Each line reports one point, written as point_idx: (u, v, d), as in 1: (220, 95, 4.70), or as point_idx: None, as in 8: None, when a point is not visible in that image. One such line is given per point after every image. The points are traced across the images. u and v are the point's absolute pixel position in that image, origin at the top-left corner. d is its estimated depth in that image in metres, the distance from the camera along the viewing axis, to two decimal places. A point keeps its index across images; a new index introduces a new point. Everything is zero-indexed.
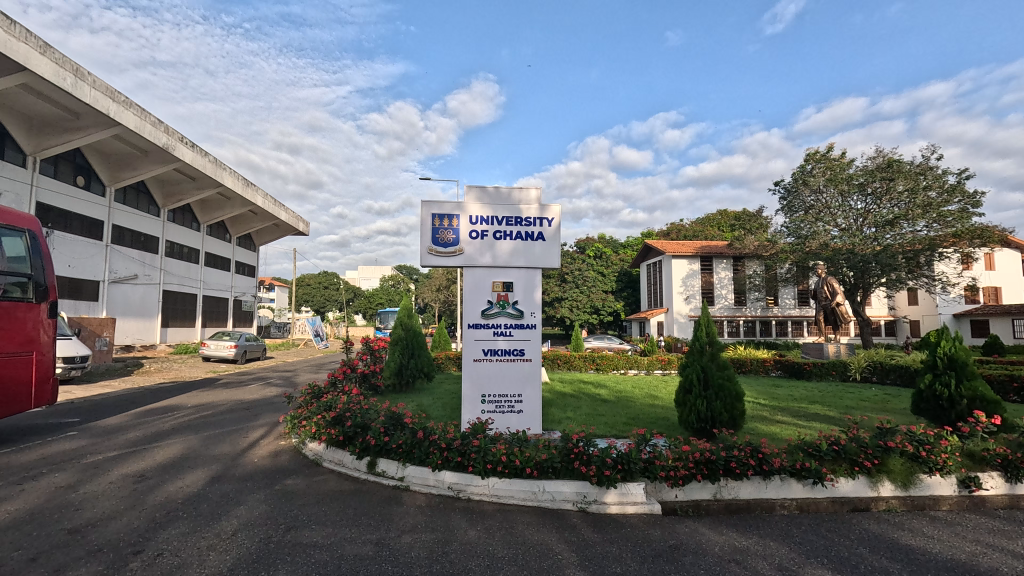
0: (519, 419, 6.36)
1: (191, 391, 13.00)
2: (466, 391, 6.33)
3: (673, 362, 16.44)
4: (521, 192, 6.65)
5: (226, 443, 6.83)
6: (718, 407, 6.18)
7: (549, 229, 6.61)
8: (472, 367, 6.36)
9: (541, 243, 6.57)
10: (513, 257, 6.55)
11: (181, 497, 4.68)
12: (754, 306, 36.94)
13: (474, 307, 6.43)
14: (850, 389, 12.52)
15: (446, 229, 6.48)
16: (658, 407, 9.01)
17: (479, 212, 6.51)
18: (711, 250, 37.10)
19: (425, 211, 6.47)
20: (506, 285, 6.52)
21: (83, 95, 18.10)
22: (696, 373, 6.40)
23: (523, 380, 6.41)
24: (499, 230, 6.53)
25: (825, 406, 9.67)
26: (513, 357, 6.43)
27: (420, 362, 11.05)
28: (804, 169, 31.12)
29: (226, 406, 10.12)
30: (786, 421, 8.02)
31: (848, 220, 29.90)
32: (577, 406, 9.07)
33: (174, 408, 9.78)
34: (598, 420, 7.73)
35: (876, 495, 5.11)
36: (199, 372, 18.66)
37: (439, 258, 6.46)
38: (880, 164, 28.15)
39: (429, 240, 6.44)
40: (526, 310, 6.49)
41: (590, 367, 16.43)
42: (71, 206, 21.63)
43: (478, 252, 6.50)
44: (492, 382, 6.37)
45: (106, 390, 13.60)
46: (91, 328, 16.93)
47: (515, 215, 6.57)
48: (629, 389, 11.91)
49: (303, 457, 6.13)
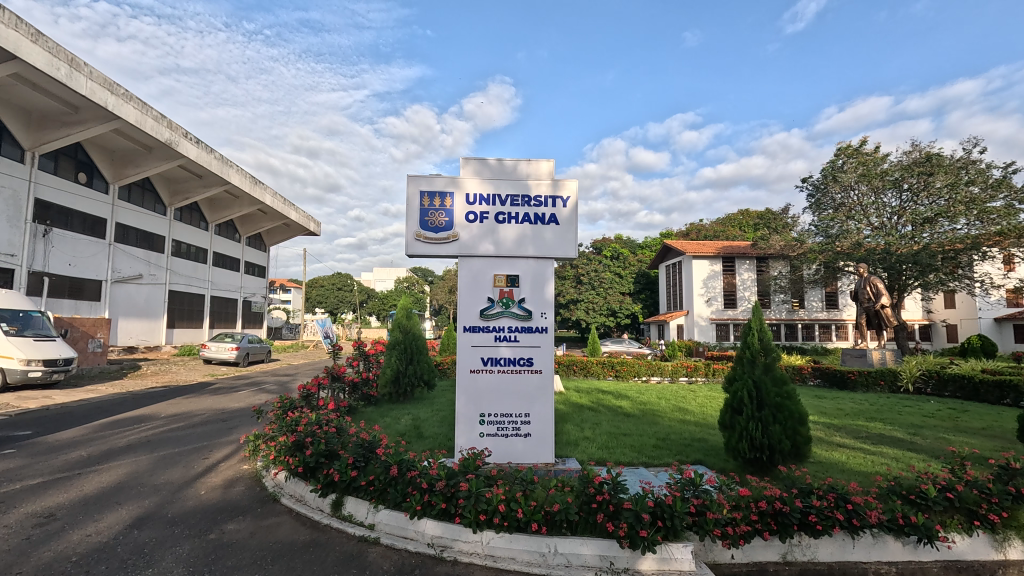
0: (525, 445, 5.15)
1: (176, 398, 12.01)
2: (460, 409, 5.14)
3: (700, 369, 14.96)
4: (530, 165, 5.45)
5: (180, 468, 5.72)
6: (778, 434, 4.86)
7: (563, 211, 5.39)
8: (468, 380, 5.18)
9: (554, 227, 5.35)
10: (519, 246, 5.34)
11: (76, 556, 3.54)
12: (779, 309, 35.12)
13: (471, 306, 5.26)
14: (907, 402, 10.97)
15: (438, 210, 5.30)
16: (696, 426, 7.67)
17: (477, 189, 5.33)
18: (734, 250, 35.39)
19: (413, 188, 5.30)
20: (510, 279, 5.32)
21: (79, 87, 17.40)
22: (745, 391, 5.11)
23: (532, 397, 5.21)
24: (502, 212, 5.34)
25: (888, 425, 8.23)
26: (520, 368, 5.22)
27: (420, 370, 9.87)
28: (834, 164, 29.17)
29: (204, 416, 9.05)
30: (854, 446, 6.61)
31: (882, 219, 28.07)
32: (597, 422, 7.82)
33: (145, 418, 8.73)
34: (623, 443, 6.48)
35: (1003, 559, 3.81)
36: (196, 375, 17.75)
37: (429, 246, 5.28)
38: (917, 158, 26.25)
39: (417, 224, 5.27)
40: (535, 310, 5.29)
41: (608, 373, 15.13)
42: (72, 204, 21.01)
43: (477, 240, 5.31)
44: (492, 398, 5.17)
45: (90, 395, 12.71)
46: (83, 329, 16.13)
47: (522, 193, 5.37)
48: (655, 400, 10.58)
49: (260, 489, 4.98)
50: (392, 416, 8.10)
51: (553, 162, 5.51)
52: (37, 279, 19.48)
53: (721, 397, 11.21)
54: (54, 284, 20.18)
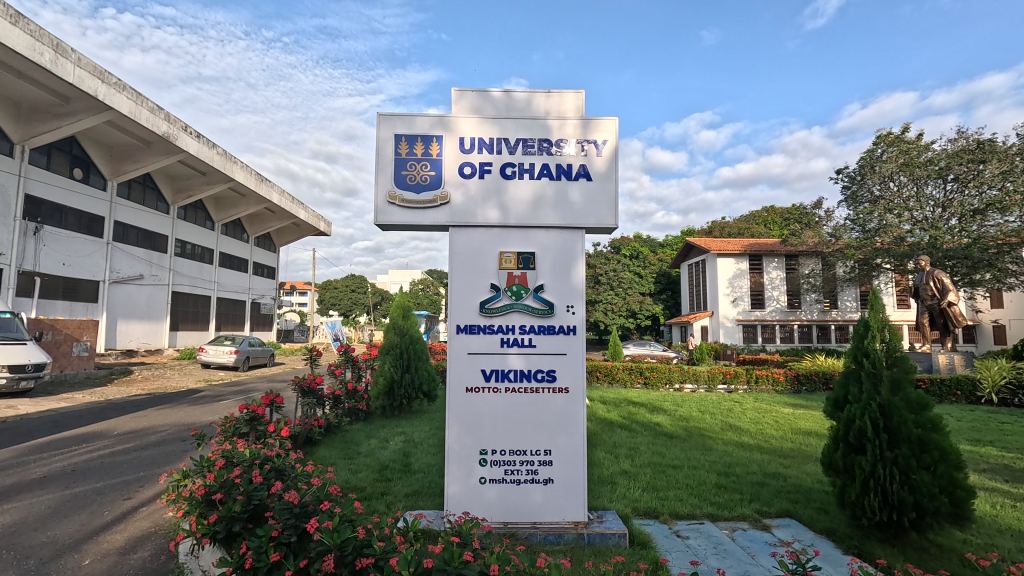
0: (544, 497, 3.59)
1: (151, 408, 10.70)
2: (452, 444, 3.61)
3: (740, 375, 13.17)
4: (550, 98, 3.87)
5: (82, 518, 4.27)
6: (929, 486, 3.21)
7: (597, 161, 3.81)
8: (462, 403, 3.64)
9: (585, 183, 3.78)
10: (534, 211, 3.76)
11: None
12: (810, 309, 32.87)
13: (469, 297, 3.70)
14: (1001, 418, 9.05)
15: (419, 161, 3.76)
16: (765, 455, 5.99)
17: (476, 134, 3.79)
18: (761, 247, 33.28)
19: (385, 130, 3.78)
20: (522, 258, 3.73)
21: (66, 74, 16.36)
22: (868, 419, 3.51)
23: (556, 427, 3.65)
24: (512, 163, 3.78)
25: (1006, 452, 6.43)
26: (537, 386, 3.67)
27: (418, 380, 8.30)
28: (873, 153, 26.46)
29: (164, 432, 7.65)
30: (993, 489, 4.87)
31: (926, 212, 25.49)
32: (636, 446, 6.20)
33: (96, 437, 7.40)
34: (676, 482, 4.84)
35: None
36: (189, 380, 16.56)
37: (408, 212, 3.74)
38: (964, 145, 23.79)
39: (390, 180, 3.74)
40: (558, 303, 3.72)
41: (636, 381, 13.50)
42: (66, 200, 20.01)
43: (476, 202, 3.76)
44: (498, 427, 3.64)
45: (61, 404, 11.50)
46: (67, 331, 15.01)
47: (541, 136, 3.81)
48: (697, 414, 8.91)
49: (165, 561, 3.48)
50: (380, 436, 6.61)
51: (584, 96, 3.92)
52: (28, 279, 18.53)
53: (772, 411, 9.46)
54: (47, 284, 19.24)
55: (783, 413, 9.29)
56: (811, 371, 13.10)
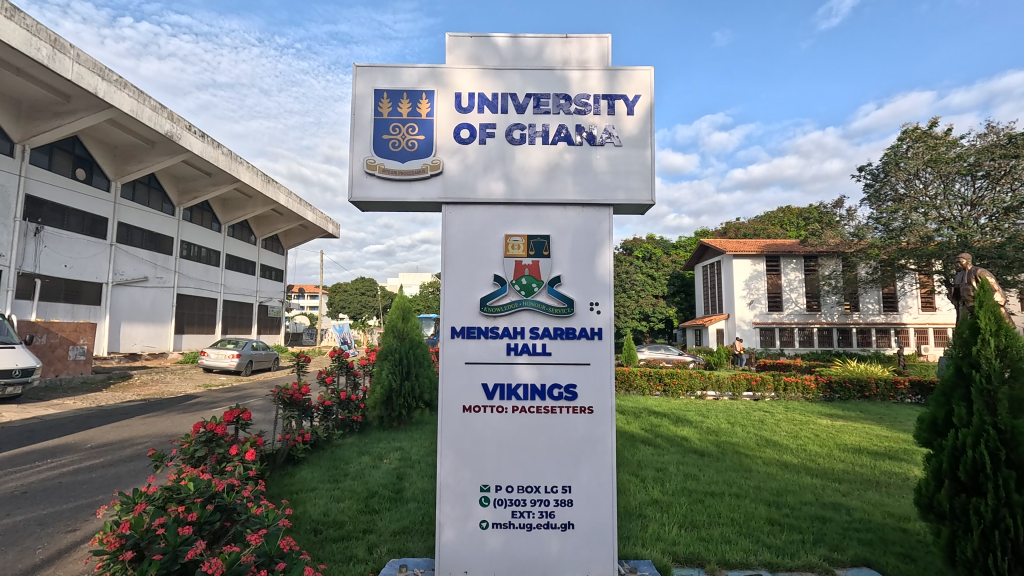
0: (562, 546, 2.84)
1: (139, 416, 10.10)
2: (443, 478, 2.86)
3: (767, 383, 12.24)
4: (568, 45, 3.12)
5: (6, 558, 3.53)
6: None
7: (627, 122, 3.04)
8: (459, 425, 2.89)
9: (611, 148, 3.01)
10: (549, 183, 3.00)
11: None
12: (831, 311, 31.66)
13: (467, 293, 2.95)
14: None
15: (403, 123, 3.01)
16: (816, 478, 5.15)
17: (476, 89, 3.05)
18: (779, 248, 32.11)
19: (363, 84, 3.05)
20: (533, 243, 2.98)
21: (64, 71, 15.92)
22: (989, 450, 2.68)
23: (576, 457, 2.88)
24: (520, 124, 3.02)
25: None
26: (553, 406, 2.90)
27: (418, 388, 7.55)
28: (898, 149, 24.77)
29: (141, 445, 6.97)
30: None
31: (953, 211, 24.02)
32: (664, 467, 5.40)
33: (67, 451, 6.75)
34: (718, 516, 4.02)
35: None
36: (187, 385, 15.99)
37: (390, 185, 2.99)
38: (995, 141, 22.33)
39: (369, 146, 3.00)
40: (579, 300, 2.95)
41: (655, 388, 12.60)
42: (69, 200, 19.64)
43: (476, 172, 3.00)
44: (502, 457, 2.87)
45: (48, 411, 10.92)
46: (62, 334, 14.51)
47: (557, 91, 3.06)
48: (727, 426, 8.06)
49: None
50: (376, 452, 5.90)
51: (609, 43, 3.16)
52: (28, 281, 18.10)
53: (808, 423, 8.54)
54: (48, 286, 18.80)
55: (821, 425, 8.38)
56: (845, 377, 12.16)
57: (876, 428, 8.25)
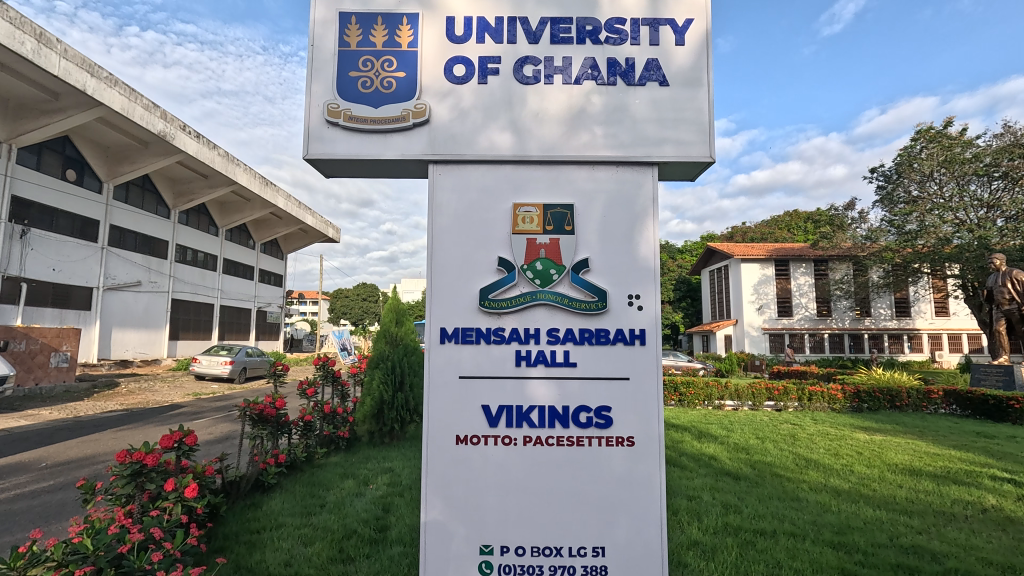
0: None
1: (113, 429, 9.33)
2: (428, 534, 2.09)
3: (790, 392, 11.39)
4: None
5: None
6: None
7: (676, 55, 2.29)
8: (451, 463, 2.12)
9: (655, 89, 2.26)
10: (571, 135, 2.24)
11: None
12: (842, 316, 30.78)
13: (462, 284, 2.18)
14: None
15: (376, 58, 2.27)
16: (881, 511, 4.34)
17: (473, 12, 2.30)
18: (788, 252, 31.29)
19: (325, 7, 2.30)
20: (552, 215, 2.22)
21: (49, 66, 15.28)
22: None
23: (611, 506, 2.11)
24: (533, 57, 2.28)
25: None
26: (581, 440, 2.12)
27: (413, 400, 6.79)
28: (911, 149, 23.97)
29: (102, 465, 6.20)
30: None
31: (969, 213, 23.07)
32: (698, 494, 4.62)
33: (18, 471, 5.98)
34: (779, 566, 3.23)
35: None
36: (175, 394, 15.21)
37: (356, 139, 2.24)
38: (1013, 140, 21.41)
39: (331, 85, 2.24)
40: (613, 293, 2.18)
41: (670, 398, 11.78)
42: (58, 202, 19.02)
43: (474, 121, 2.25)
44: (509, 503, 2.10)
45: (19, 422, 10.15)
46: (43, 340, 13.78)
47: (583, 15, 2.31)
48: (754, 442, 7.24)
49: None
50: (362, 474, 5.12)
51: None
52: (14, 285, 17.43)
53: (840, 438, 7.71)
54: (34, 291, 18.14)
55: (858, 440, 7.57)
56: (874, 387, 11.31)
57: (921, 444, 7.38)
